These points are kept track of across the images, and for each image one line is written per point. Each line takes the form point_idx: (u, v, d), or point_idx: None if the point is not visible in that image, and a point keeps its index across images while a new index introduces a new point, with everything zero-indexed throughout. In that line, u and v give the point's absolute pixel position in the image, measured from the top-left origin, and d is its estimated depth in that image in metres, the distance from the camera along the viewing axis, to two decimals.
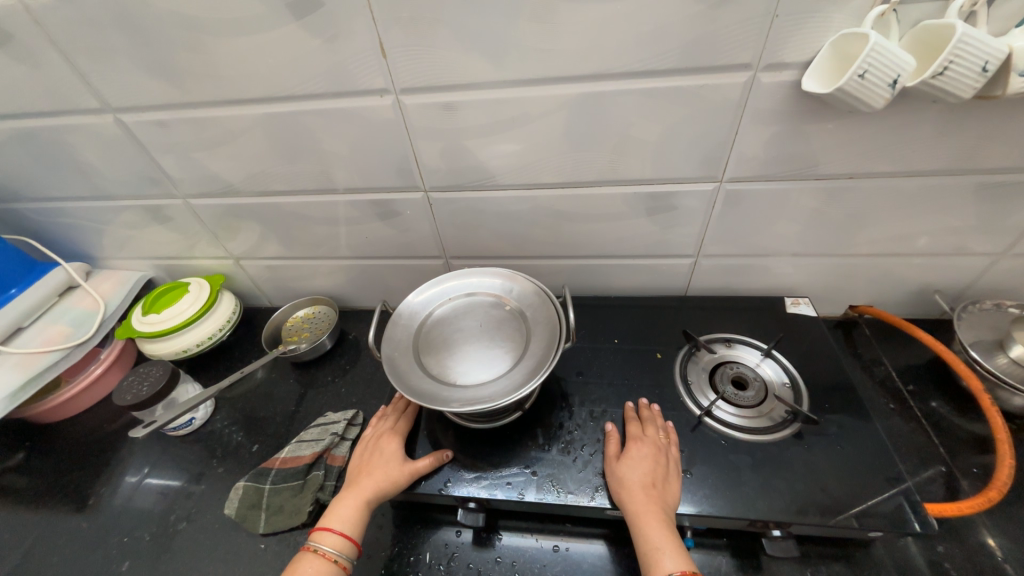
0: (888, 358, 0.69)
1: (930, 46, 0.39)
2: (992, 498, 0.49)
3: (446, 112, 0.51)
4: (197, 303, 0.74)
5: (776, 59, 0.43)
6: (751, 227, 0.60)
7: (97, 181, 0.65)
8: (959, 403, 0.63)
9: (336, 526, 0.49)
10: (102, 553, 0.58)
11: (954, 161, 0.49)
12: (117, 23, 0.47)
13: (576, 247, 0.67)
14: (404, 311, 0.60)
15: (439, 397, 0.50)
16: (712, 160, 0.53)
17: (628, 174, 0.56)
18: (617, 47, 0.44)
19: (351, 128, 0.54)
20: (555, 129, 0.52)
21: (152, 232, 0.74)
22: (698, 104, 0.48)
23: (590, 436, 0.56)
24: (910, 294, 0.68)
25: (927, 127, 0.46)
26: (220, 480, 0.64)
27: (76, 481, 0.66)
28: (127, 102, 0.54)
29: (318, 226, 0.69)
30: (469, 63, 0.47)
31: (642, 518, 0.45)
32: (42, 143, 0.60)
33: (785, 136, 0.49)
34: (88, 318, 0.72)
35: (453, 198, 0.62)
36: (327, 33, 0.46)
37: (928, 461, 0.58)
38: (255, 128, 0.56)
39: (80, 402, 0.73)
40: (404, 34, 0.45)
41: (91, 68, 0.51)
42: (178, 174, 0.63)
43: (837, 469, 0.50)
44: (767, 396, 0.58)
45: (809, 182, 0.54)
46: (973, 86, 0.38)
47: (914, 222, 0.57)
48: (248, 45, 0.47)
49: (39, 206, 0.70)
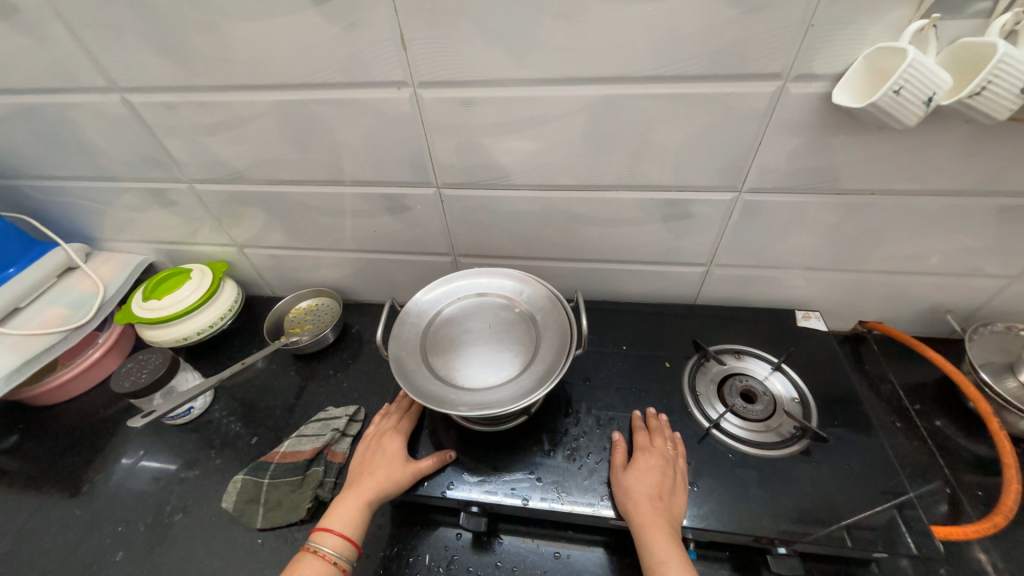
0: (895, 376, 0.69)
1: (968, 65, 0.38)
2: (997, 524, 0.49)
3: (463, 107, 0.50)
4: (199, 290, 0.73)
5: (807, 70, 0.42)
6: (766, 238, 0.59)
7: (100, 162, 0.63)
8: (964, 424, 0.63)
9: (336, 526, 0.48)
10: (95, 540, 0.58)
11: (978, 182, 0.48)
12: (128, 0, 0.46)
13: (587, 251, 0.66)
14: (412, 309, 0.59)
15: (446, 399, 0.49)
16: (732, 169, 0.52)
17: (645, 179, 0.55)
18: (644, 50, 0.43)
19: (365, 120, 0.53)
20: (574, 130, 0.51)
21: (155, 216, 0.72)
22: (723, 111, 0.46)
23: (596, 444, 0.55)
24: (921, 312, 0.67)
25: (954, 146, 0.45)
26: (217, 471, 0.63)
27: (71, 466, 0.65)
28: (135, 82, 0.53)
29: (324, 217, 0.67)
30: (491, 59, 0.45)
31: (647, 531, 0.45)
32: (44, 120, 0.59)
33: (809, 149, 0.48)
34: (87, 301, 0.71)
35: (465, 195, 0.61)
36: (346, 21, 0.44)
37: (932, 481, 0.58)
38: (266, 115, 0.54)
39: (77, 386, 0.72)
40: (425, 25, 0.44)
41: (99, 46, 0.50)
42: (184, 158, 0.61)
43: (842, 487, 0.50)
44: (776, 411, 0.58)
45: (829, 196, 0.53)
46: (1009, 108, 0.37)
47: (931, 241, 0.56)
48: (264, 30, 0.46)
49: (40, 184, 0.69)
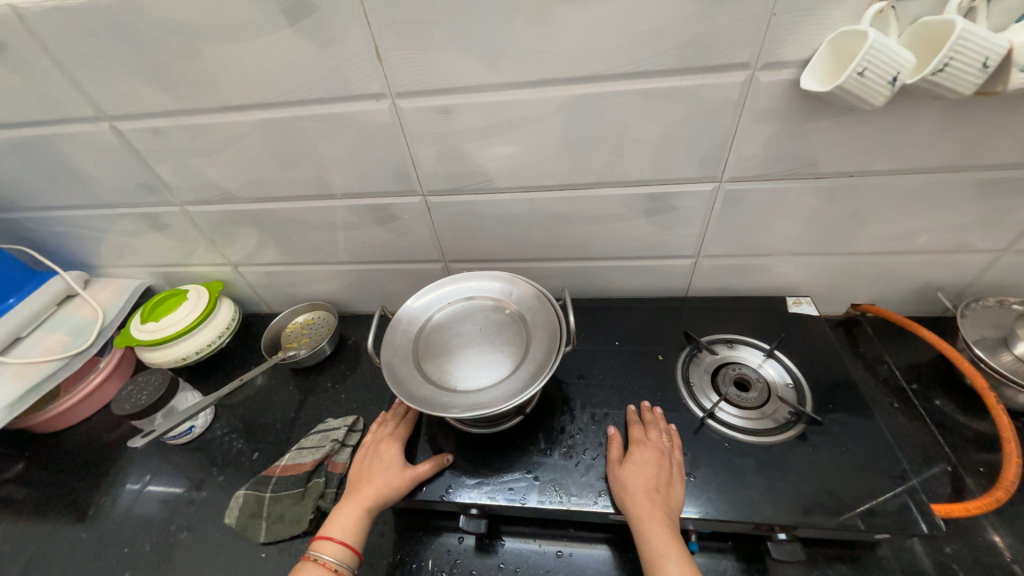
0: (892, 357, 0.69)
1: (930, 43, 0.38)
2: (999, 498, 0.49)
3: (443, 115, 0.51)
4: (196, 310, 0.74)
5: (774, 58, 0.43)
6: (751, 226, 0.60)
7: (94, 190, 0.65)
8: (963, 401, 0.62)
9: (336, 534, 0.49)
10: (102, 564, 0.58)
11: (955, 158, 0.49)
12: (111, 31, 0.47)
13: (576, 249, 0.67)
14: (403, 316, 0.60)
15: (439, 402, 0.50)
16: (711, 160, 0.52)
17: (626, 175, 0.55)
18: (613, 47, 0.44)
19: (347, 132, 0.54)
20: (552, 131, 0.51)
21: (150, 240, 0.73)
22: (696, 104, 0.47)
23: (593, 440, 0.56)
24: (913, 291, 0.67)
25: (927, 124, 0.46)
26: (220, 489, 0.64)
27: (76, 491, 0.66)
28: (123, 110, 0.54)
29: (315, 231, 0.68)
30: (465, 66, 0.46)
31: (645, 523, 0.45)
32: (38, 152, 0.60)
33: (785, 135, 0.49)
34: (86, 327, 0.72)
35: (451, 201, 0.61)
36: (323, 38, 0.46)
37: (933, 460, 0.58)
38: (251, 134, 0.55)
39: (79, 411, 0.73)
40: (399, 38, 0.45)
41: (86, 77, 0.51)
42: (175, 181, 0.63)
43: (842, 470, 0.50)
44: (771, 398, 0.58)
45: (809, 181, 0.53)
46: (974, 82, 0.37)
47: (915, 220, 0.56)
48: (243, 51, 0.47)
49: (37, 216, 0.70)
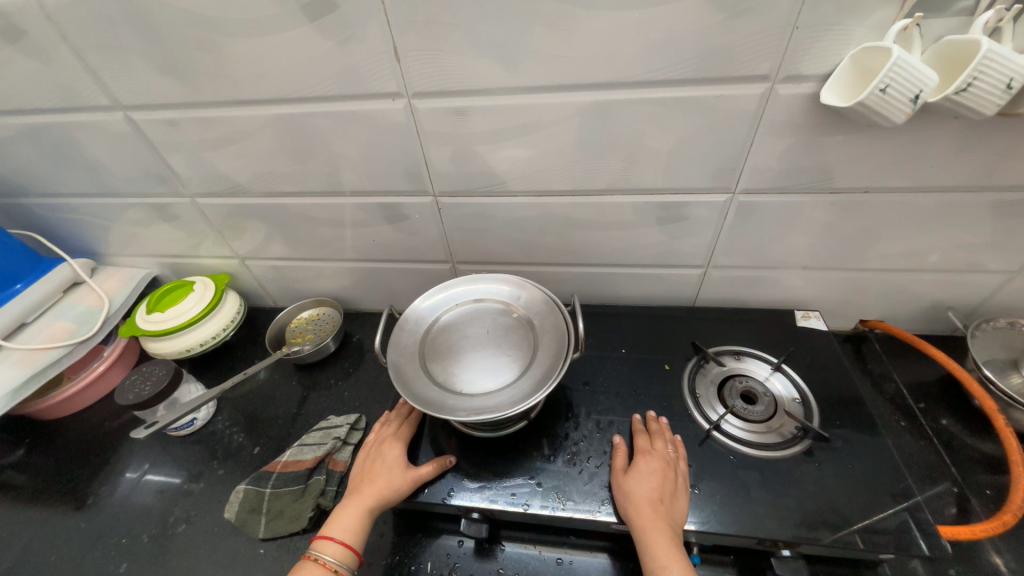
0: (898, 374, 0.68)
1: (954, 62, 0.38)
2: (1006, 522, 0.48)
3: (458, 116, 0.51)
4: (201, 302, 0.74)
5: (794, 71, 0.43)
6: (762, 238, 0.60)
7: (104, 179, 0.65)
8: (970, 423, 0.62)
9: (337, 534, 0.48)
10: (99, 553, 0.58)
11: (972, 177, 0.48)
12: (130, 22, 0.47)
13: (585, 255, 0.66)
14: (411, 316, 0.60)
15: (445, 405, 0.49)
16: (725, 171, 0.52)
17: (639, 183, 0.55)
18: (632, 54, 0.43)
19: (361, 130, 0.54)
20: (567, 137, 0.51)
21: (159, 230, 0.73)
22: (713, 114, 0.47)
23: (597, 448, 0.55)
24: (922, 309, 0.67)
25: (945, 143, 0.46)
26: (220, 481, 0.63)
27: (76, 479, 0.66)
28: (138, 101, 0.54)
29: (324, 227, 0.68)
30: (482, 68, 0.46)
31: (647, 534, 0.45)
32: (50, 139, 0.60)
33: (800, 148, 0.49)
34: (91, 315, 0.72)
35: (462, 202, 0.61)
36: (340, 35, 0.46)
37: (939, 480, 0.57)
38: (264, 128, 0.55)
39: (82, 399, 0.73)
40: (417, 38, 0.45)
41: (103, 66, 0.51)
42: (186, 173, 0.63)
43: (847, 488, 0.50)
44: (777, 412, 0.57)
45: (823, 196, 0.53)
46: (995, 103, 0.37)
47: (929, 238, 0.56)
48: (260, 46, 0.47)
49: (47, 202, 0.70)
